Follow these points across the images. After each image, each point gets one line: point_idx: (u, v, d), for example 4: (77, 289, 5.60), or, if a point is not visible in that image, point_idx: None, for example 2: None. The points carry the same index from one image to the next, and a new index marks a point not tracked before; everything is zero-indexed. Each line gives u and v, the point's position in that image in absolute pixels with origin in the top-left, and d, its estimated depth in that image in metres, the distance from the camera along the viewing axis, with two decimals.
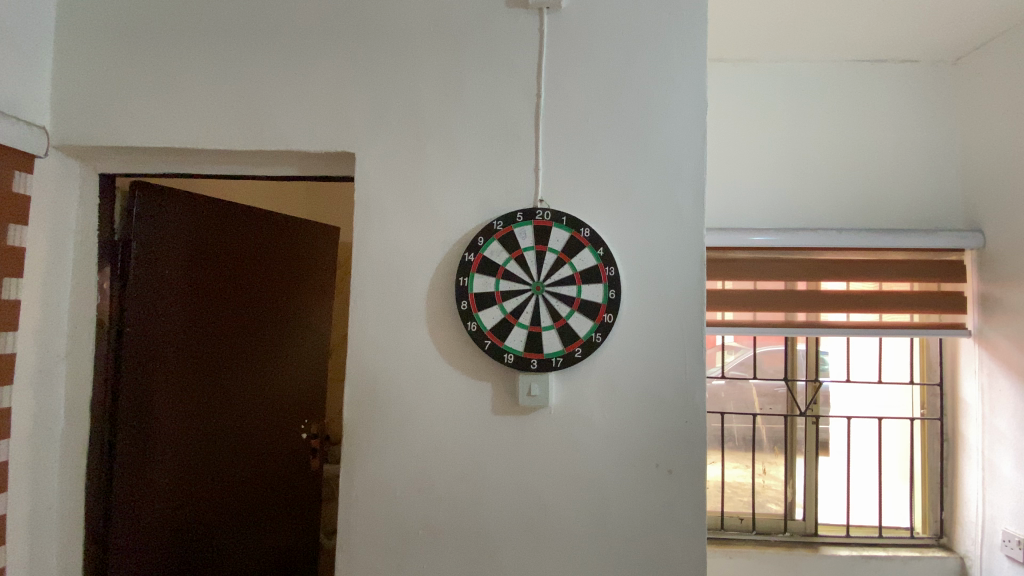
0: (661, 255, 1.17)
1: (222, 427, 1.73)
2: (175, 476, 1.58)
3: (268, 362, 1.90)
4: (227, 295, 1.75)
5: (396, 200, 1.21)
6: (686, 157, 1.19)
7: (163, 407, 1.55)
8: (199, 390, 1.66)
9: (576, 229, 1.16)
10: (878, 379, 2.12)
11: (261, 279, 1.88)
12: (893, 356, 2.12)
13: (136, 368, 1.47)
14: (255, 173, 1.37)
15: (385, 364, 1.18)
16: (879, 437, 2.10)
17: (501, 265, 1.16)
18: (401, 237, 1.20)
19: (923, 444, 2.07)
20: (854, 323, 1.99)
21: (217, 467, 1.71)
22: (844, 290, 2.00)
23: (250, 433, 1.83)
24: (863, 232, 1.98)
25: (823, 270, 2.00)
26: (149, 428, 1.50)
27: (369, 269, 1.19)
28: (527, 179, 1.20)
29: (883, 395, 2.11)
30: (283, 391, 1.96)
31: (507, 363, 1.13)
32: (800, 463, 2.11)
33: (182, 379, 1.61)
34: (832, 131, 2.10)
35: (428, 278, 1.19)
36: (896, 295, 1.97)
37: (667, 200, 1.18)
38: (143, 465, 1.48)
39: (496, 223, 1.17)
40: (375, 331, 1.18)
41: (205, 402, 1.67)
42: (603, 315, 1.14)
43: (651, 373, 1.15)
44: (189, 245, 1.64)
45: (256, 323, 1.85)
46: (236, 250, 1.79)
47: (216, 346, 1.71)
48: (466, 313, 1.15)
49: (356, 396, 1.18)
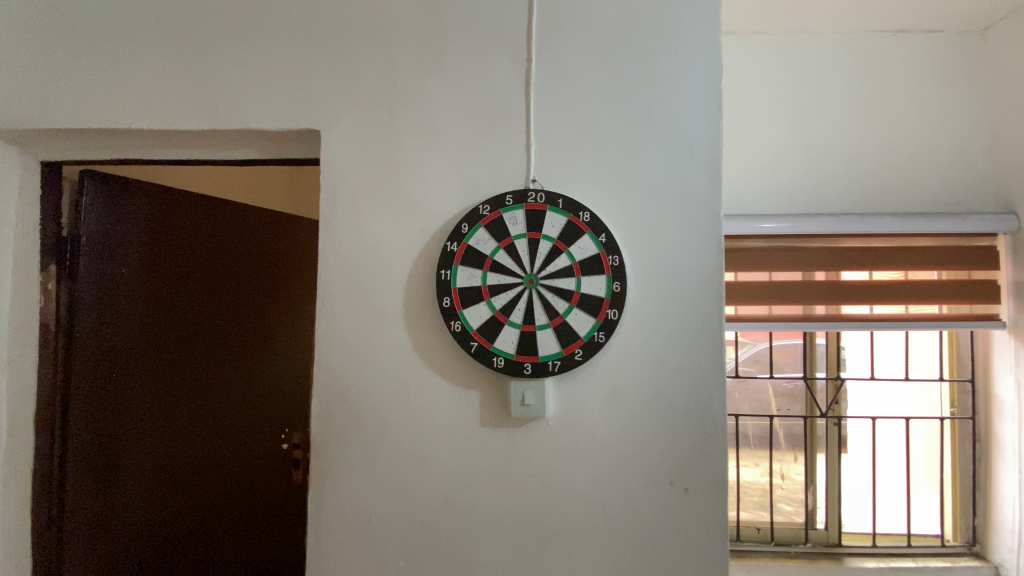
0: (672, 243, 1.02)
1: (193, 436, 1.58)
2: (138, 491, 1.43)
3: (244, 366, 1.75)
4: (197, 294, 1.61)
5: (368, 185, 1.06)
6: (699, 130, 1.03)
7: (124, 416, 1.40)
8: (166, 396, 1.51)
9: (573, 213, 1.01)
10: (905, 376, 1.95)
11: (237, 275, 1.74)
12: (921, 352, 1.94)
13: (90, 373, 1.32)
14: (212, 158, 1.22)
15: (357, 372, 1.03)
16: (907, 439, 1.94)
17: (489, 255, 1.01)
18: (374, 226, 1.05)
19: (954, 446, 1.91)
20: (879, 316, 1.84)
21: (187, 481, 1.56)
22: (867, 281, 1.85)
23: (226, 442, 1.68)
24: (886, 217, 1.83)
25: (843, 260, 1.85)
26: (107, 439, 1.36)
27: (338, 264, 1.05)
28: (517, 157, 1.05)
29: (910, 393, 1.94)
30: (261, 397, 1.81)
31: (497, 369, 0.98)
32: (822, 460, 1.93)
33: (146, 384, 1.46)
34: (852, 110, 1.94)
35: (405, 272, 1.04)
36: (923, 286, 1.82)
37: (678, 180, 1.03)
38: (100, 480, 1.34)
39: (482, 208, 1.02)
40: (345, 334, 1.04)
41: (173, 409, 1.53)
42: (606, 311, 0.98)
43: (662, 378, 1.00)
44: (155, 238, 1.49)
45: (231, 323, 1.71)
46: (209, 245, 1.65)
47: (185, 348, 1.57)
48: (449, 312, 1.00)
49: (324, 409, 1.03)
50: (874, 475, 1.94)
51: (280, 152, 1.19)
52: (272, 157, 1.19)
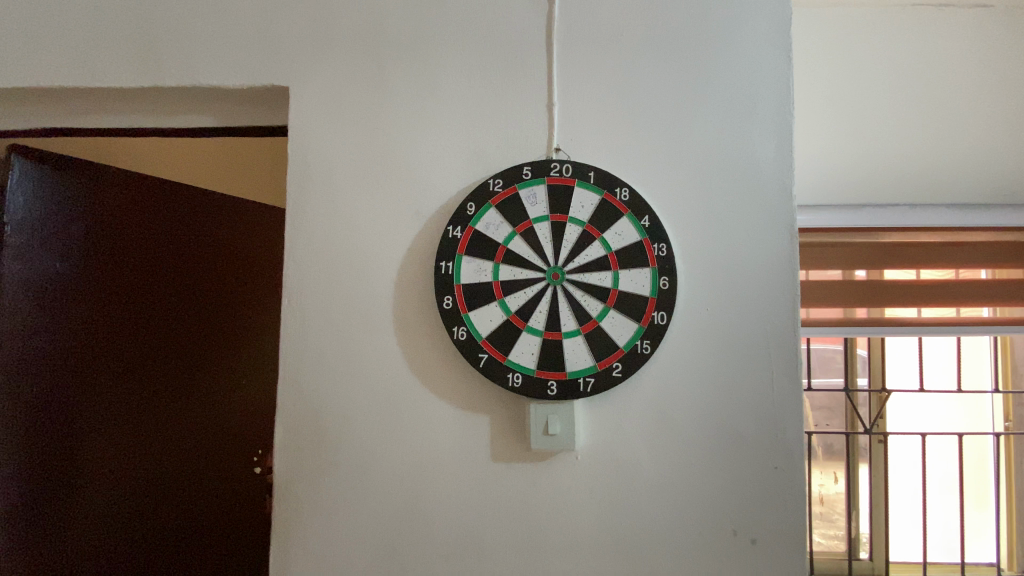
0: (733, 228, 0.81)
1: (171, 453, 1.29)
2: (87, 525, 1.14)
3: (229, 387, 1.42)
4: (183, 280, 1.33)
5: (349, 156, 0.84)
6: (764, 89, 0.83)
7: (74, 422, 1.13)
8: (138, 403, 1.23)
9: (608, 189, 0.80)
10: (957, 388, 1.71)
11: (236, 263, 1.45)
12: (975, 362, 1.72)
13: (27, 367, 1.07)
14: (154, 129, 0.99)
15: (334, 392, 0.81)
16: (959, 458, 1.73)
17: (502, 242, 0.79)
18: (357, 207, 0.83)
19: (1010, 466, 1.73)
20: (930, 318, 1.62)
21: (156, 514, 1.25)
22: (915, 280, 1.62)
23: (211, 463, 1.39)
24: (933, 206, 1.64)
25: (888, 256, 1.63)
26: (49, 450, 1.09)
27: (311, 255, 0.83)
28: (536, 121, 0.84)
29: (962, 406, 1.72)
30: (249, 426, 1.48)
31: (513, 389, 0.76)
32: (864, 473, 1.72)
33: (109, 385, 1.19)
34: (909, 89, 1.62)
35: (394, 265, 0.82)
36: (977, 285, 1.61)
37: (739, 150, 0.82)
38: (29, 515, 1.06)
39: (493, 183, 0.80)
40: (319, 344, 0.82)
41: (146, 418, 1.24)
42: (651, 314, 0.77)
43: (721, 399, 0.79)
44: (126, 210, 1.24)
45: (228, 320, 1.42)
46: (200, 226, 1.38)
47: (165, 345, 1.28)
48: (452, 315, 0.78)
49: (291, 439, 0.81)
50: (920, 494, 1.73)
51: (239, 119, 0.96)
52: (230, 125, 0.96)
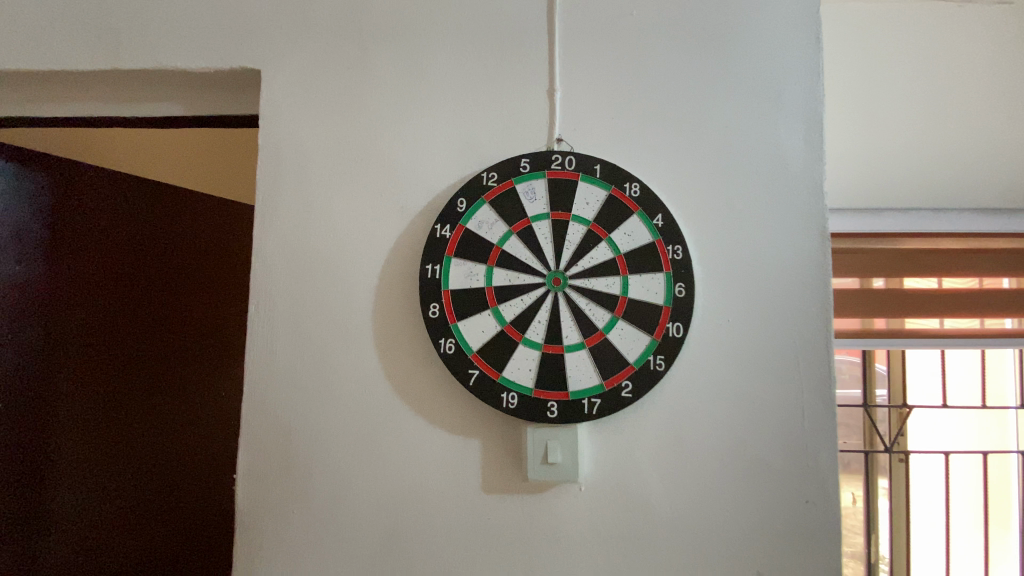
0: (757, 229, 0.72)
1: (120, 485, 1.09)
2: None
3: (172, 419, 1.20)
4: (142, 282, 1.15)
5: (325, 146, 0.75)
6: (792, 76, 0.74)
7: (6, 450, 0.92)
8: (101, 418, 1.06)
9: (616, 184, 0.70)
10: (981, 403, 1.60)
11: (214, 267, 1.32)
12: (1000, 376, 1.61)
13: None
14: (113, 118, 0.89)
15: (305, 411, 0.71)
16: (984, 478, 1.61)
17: (496, 242, 0.70)
18: (333, 203, 0.74)
19: None
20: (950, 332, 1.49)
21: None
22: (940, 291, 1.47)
23: (178, 491, 1.21)
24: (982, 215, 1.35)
25: (911, 264, 1.43)
26: None
27: (282, 257, 0.73)
28: (535, 107, 0.74)
29: (986, 422, 1.60)
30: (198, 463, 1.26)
31: (508, 411, 0.66)
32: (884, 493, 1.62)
33: (38, 414, 0.96)
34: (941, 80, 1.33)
35: (374, 268, 0.72)
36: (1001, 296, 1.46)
37: (764, 143, 0.73)
38: None
39: (487, 177, 0.71)
40: (289, 358, 0.72)
41: (111, 434, 1.08)
42: (664, 326, 0.68)
43: (744, 423, 0.69)
44: (67, 202, 1.04)
45: (202, 330, 1.28)
46: (179, 222, 1.24)
47: (135, 352, 1.13)
48: (438, 325, 0.68)
49: (258, 464, 0.71)
50: (943, 518, 1.61)
51: (206, 108, 0.87)
52: (196, 114, 0.87)
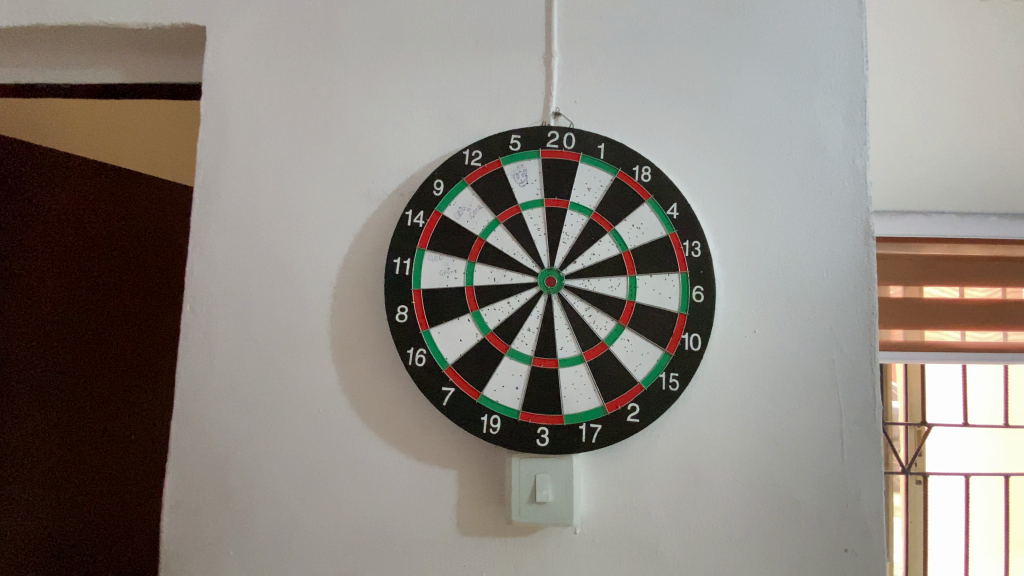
0: (788, 224, 0.61)
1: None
2: None
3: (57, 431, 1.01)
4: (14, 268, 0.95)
5: (280, 117, 0.63)
6: (831, 45, 0.63)
7: None
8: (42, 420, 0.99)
9: (623, 167, 0.59)
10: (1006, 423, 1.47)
11: (166, 258, 1.22)
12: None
13: None
14: (41, 86, 0.77)
15: (247, 433, 0.59)
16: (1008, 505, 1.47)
17: (478, 233, 0.58)
18: (287, 184, 0.62)
19: None
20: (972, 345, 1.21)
21: None
22: (956, 300, 1.20)
23: (135, 495, 1.16)
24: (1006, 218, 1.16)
25: (930, 271, 1.18)
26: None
27: (225, 248, 0.61)
28: (528, 74, 0.62)
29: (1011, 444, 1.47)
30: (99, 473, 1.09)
31: (489, 438, 0.54)
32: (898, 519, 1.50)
33: None
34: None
35: (335, 263, 0.61)
36: None
37: (799, 122, 0.62)
38: None
39: (469, 155, 0.59)
40: (230, 368, 0.60)
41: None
42: (679, 337, 0.56)
43: (772, 453, 0.58)
44: None
45: (168, 329, 1.22)
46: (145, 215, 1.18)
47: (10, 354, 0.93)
48: (406, 332, 0.56)
49: (189, 494, 0.59)
50: (961, 550, 1.47)
51: (150, 75, 0.75)
52: (138, 82, 0.75)
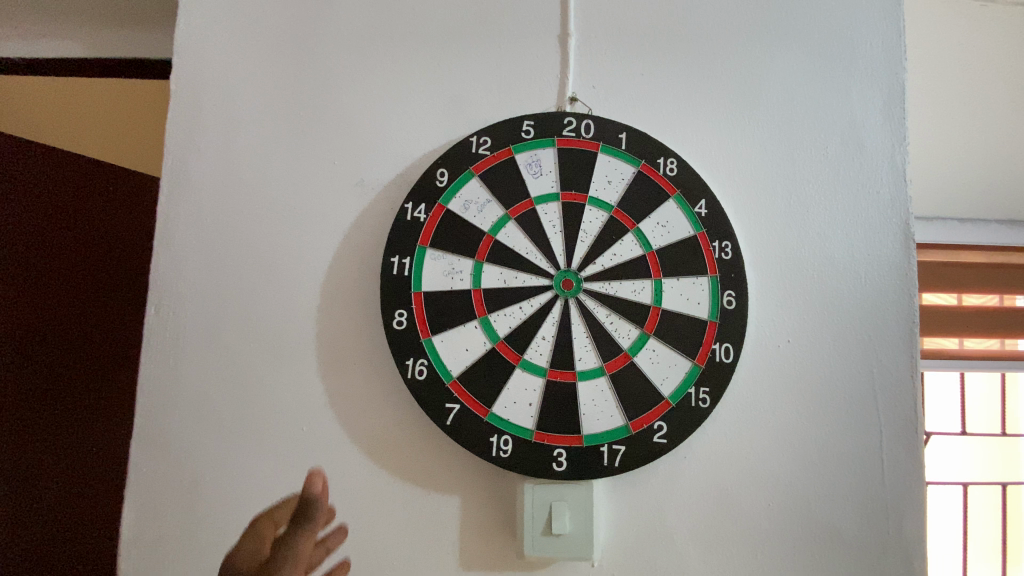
0: (822, 224, 0.56)
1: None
2: None
3: None
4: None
5: (263, 97, 0.56)
6: (867, 30, 0.58)
7: None
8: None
9: (646, 159, 0.53)
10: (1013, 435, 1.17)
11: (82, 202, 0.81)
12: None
13: None
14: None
15: (222, 456, 0.51)
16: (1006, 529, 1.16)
17: (487, 230, 0.52)
18: (270, 172, 0.55)
19: None
20: (974, 355, 1.00)
21: None
22: (953, 308, 0.97)
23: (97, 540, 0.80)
24: None
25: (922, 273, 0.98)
26: None
27: (199, 243, 0.54)
28: (542, 56, 0.56)
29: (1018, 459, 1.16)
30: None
31: (499, 462, 0.48)
32: None
33: None
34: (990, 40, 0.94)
35: (324, 261, 0.54)
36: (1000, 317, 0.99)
37: (834, 114, 0.57)
38: None
39: (476, 142, 0.53)
40: (203, 382, 0.52)
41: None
42: (709, 348, 0.51)
43: (808, 474, 0.52)
44: None
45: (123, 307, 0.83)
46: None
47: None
48: (405, 342, 0.50)
49: (151, 528, 0.51)
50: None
51: (138, 48, 0.69)
52: (122, 57, 0.68)
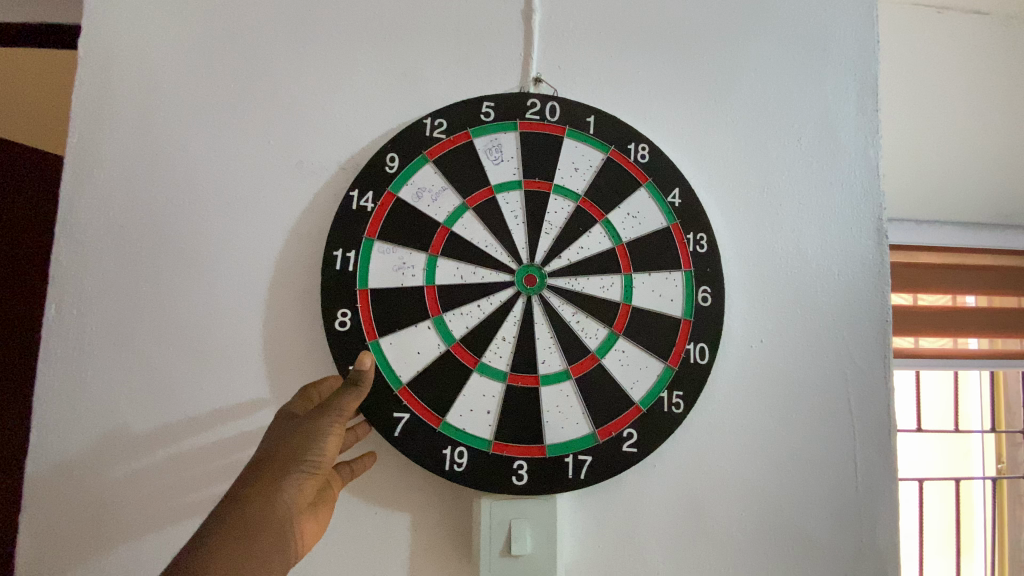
0: (794, 218, 0.53)
1: None
2: None
3: None
4: None
5: (191, 68, 0.49)
6: (840, 18, 0.56)
7: None
8: None
9: (616, 145, 0.49)
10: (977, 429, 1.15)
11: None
12: (979, 387, 1.17)
13: None
14: None
15: (134, 476, 0.45)
16: (968, 516, 1.14)
17: (442, 220, 0.47)
18: (198, 153, 0.48)
19: (1004, 537, 1.13)
20: (929, 354, 0.95)
21: None
22: (907, 308, 0.92)
23: None
24: None
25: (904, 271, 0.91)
26: None
27: (111, 232, 0.47)
28: (505, 32, 0.52)
29: (977, 446, 1.15)
30: None
31: (454, 477, 0.43)
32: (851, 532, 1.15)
33: None
34: (956, 46, 0.95)
35: (259, 254, 0.48)
36: (961, 316, 0.94)
37: (809, 103, 0.55)
38: None
39: (431, 123, 0.48)
40: (114, 391, 0.45)
41: None
42: (682, 348, 0.47)
43: (782, 479, 0.50)
44: None
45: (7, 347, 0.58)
46: None
47: None
48: (348, 344, 0.44)
49: (44, 564, 0.43)
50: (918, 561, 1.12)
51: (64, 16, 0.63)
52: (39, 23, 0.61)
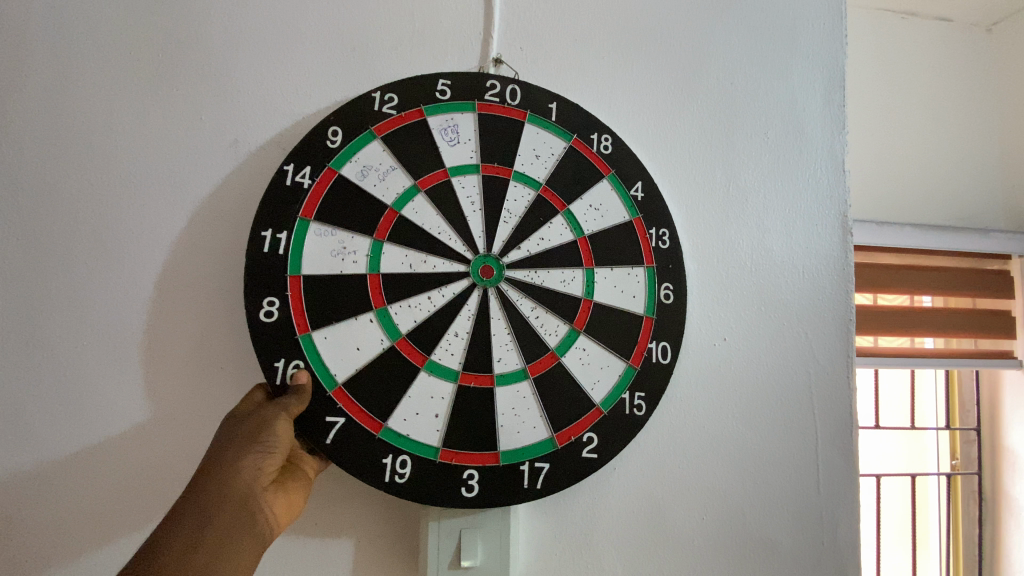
0: (761, 214, 0.52)
1: None
2: None
3: None
4: None
5: (115, 30, 0.45)
6: (810, 13, 0.55)
7: None
8: None
9: (579, 133, 0.47)
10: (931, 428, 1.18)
11: None
12: (935, 387, 1.19)
13: None
14: None
15: (39, 477, 0.40)
16: (922, 514, 1.16)
17: (389, 204, 0.43)
18: (122, 125, 0.44)
19: (959, 537, 1.14)
20: (886, 353, 0.93)
21: None
22: (868, 308, 0.92)
23: None
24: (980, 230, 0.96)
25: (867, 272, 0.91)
26: None
27: (17, 210, 0.42)
28: (465, 8, 0.49)
29: (931, 445, 1.18)
30: None
31: (398, 489, 0.40)
32: None
33: None
34: (918, 52, 0.96)
35: (189, 236, 0.44)
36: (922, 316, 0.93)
37: (777, 97, 0.54)
38: None
39: (380, 98, 0.44)
40: (17, 389, 0.40)
41: None
42: (644, 347, 0.45)
43: (742, 480, 0.48)
44: None
45: None
46: None
47: None
48: (280, 335, 0.40)
49: None
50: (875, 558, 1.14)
51: None
52: None
